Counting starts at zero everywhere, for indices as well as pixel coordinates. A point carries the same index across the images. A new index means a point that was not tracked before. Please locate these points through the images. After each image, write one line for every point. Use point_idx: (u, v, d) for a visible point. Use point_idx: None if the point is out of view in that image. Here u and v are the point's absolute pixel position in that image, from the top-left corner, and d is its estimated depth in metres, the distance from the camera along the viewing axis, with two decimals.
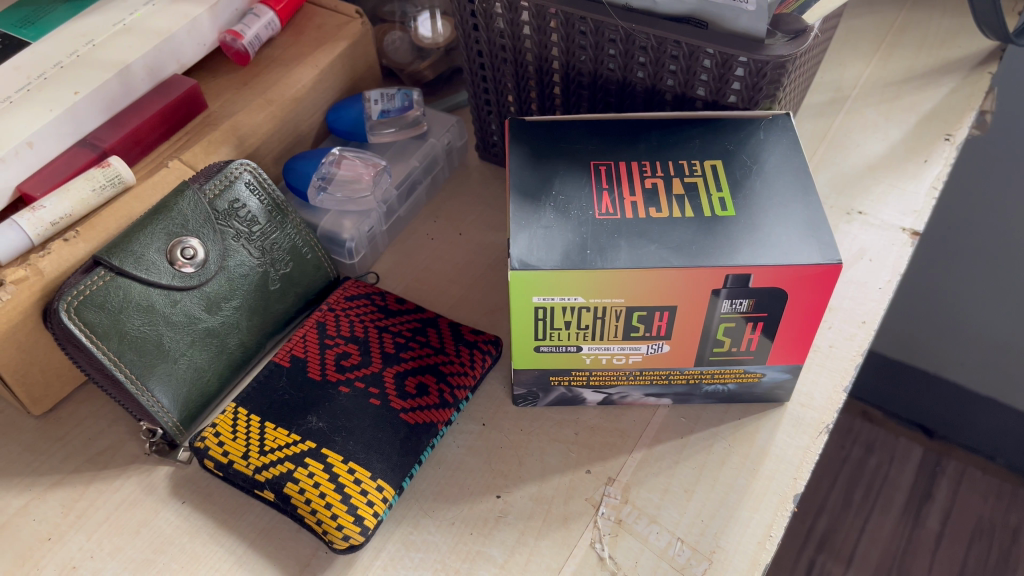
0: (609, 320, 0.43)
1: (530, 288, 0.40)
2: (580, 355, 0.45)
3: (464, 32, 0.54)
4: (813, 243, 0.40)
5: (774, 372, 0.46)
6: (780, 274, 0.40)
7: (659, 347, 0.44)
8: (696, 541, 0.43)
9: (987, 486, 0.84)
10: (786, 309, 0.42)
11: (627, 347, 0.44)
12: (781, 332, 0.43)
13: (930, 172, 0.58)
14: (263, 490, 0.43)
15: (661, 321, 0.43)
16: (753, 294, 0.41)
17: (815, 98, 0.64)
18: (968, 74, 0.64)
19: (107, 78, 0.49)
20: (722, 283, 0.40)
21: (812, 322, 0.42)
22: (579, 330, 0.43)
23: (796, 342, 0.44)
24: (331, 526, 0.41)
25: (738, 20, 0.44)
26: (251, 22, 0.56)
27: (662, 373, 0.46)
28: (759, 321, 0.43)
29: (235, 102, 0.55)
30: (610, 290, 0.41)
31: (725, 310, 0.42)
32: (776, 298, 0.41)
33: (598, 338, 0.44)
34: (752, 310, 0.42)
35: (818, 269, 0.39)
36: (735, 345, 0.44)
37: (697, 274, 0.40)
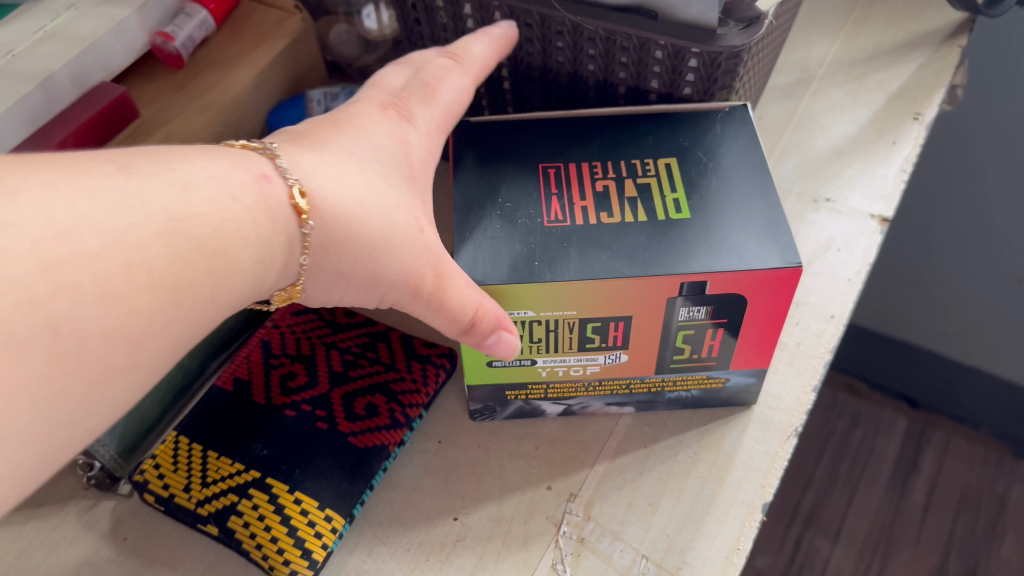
0: (563, 332, 0.40)
1: None
2: (535, 369, 0.43)
3: (407, 26, 0.51)
4: (772, 245, 0.38)
5: (736, 376, 0.44)
6: (739, 279, 0.38)
7: (617, 356, 0.42)
8: (661, 558, 0.41)
9: (974, 455, 0.90)
10: (748, 313, 0.40)
11: (584, 358, 0.42)
12: (742, 337, 0.41)
13: (899, 154, 0.56)
14: (206, 525, 0.41)
15: (617, 331, 0.40)
16: (711, 301, 0.39)
17: (780, 79, 0.62)
18: (938, 48, 0.61)
19: (29, 90, 0.47)
20: (677, 290, 0.38)
21: (774, 327, 0.41)
22: (531, 342, 0.41)
23: (761, 346, 0.42)
24: (277, 561, 0.39)
25: (689, 9, 0.41)
26: (183, 23, 0.54)
27: (621, 381, 0.44)
28: (720, 327, 0.40)
29: (171, 108, 0.53)
30: (561, 302, 0.38)
31: (681, 318, 0.40)
32: (734, 303, 0.39)
33: (551, 351, 0.41)
34: (711, 316, 0.40)
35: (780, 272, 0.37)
36: (696, 352, 0.42)
37: (651, 280, 0.37)
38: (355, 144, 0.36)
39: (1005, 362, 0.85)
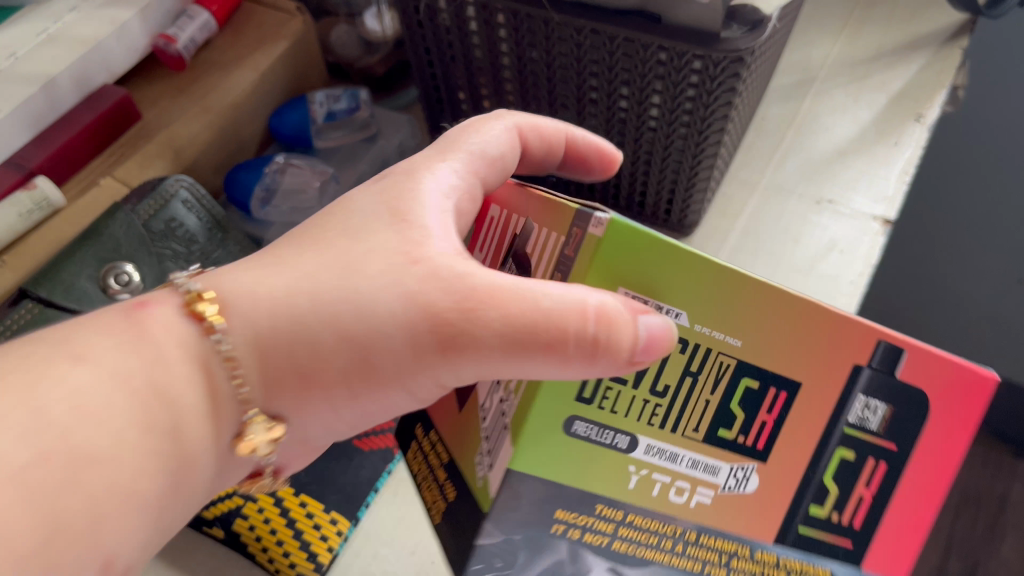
0: (699, 392, 0.29)
1: (620, 254, 0.27)
2: (626, 462, 0.29)
3: (410, 30, 0.52)
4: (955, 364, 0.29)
5: (848, 571, 0.29)
6: (937, 374, 0.28)
7: (746, 476, 0.29)
8: None
9: (975, 455, 0.90)
10: (923, 442, 0.28)
11: (702, 462, 0.29)
12: (898, 500, 0.29)
13: (900, 156, 0.56)
14: (211, 527, 0.41)
15: (768, 412, 0.28)
16: (893, 397, 0.28)
17: (782, 80, 0.62)
18: (940, 48, 0.61)
19: (31, 93, 0.47)
20: (866, 354, 0.27)
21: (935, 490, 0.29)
22: (650, 395, 0.29)
23: (919, 528, 0.29)
24: (284, 564, 0.40)
25: (693, 11, 0.41)
26: (185, 24, 0.54)
27: (727, 548, 0.29)
28: (881, 461, 0.29)
29: (171, 111, 0.52)
30: (729, 315, 0.27)
31: (849, 419, 0.28)
32: (902, 420, 0.28)
33: (665, 429, 0.29)
34: (879, 435, 0.28)
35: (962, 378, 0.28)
36: (838, 509, 0.29)
37: (844, 310, 0.27)
38: (456, 166, 0.33)
39: None
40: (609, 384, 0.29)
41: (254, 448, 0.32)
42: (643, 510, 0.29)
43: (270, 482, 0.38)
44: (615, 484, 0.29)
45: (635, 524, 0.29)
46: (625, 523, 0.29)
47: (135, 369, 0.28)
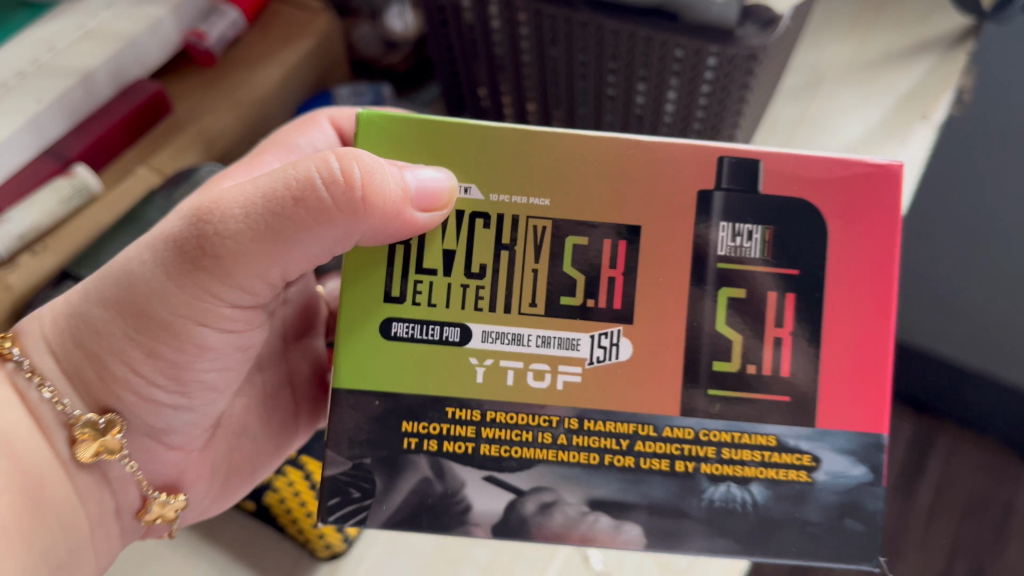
0: (511, 269, 0.33)
1: (396, 137, 0.33)
2: (468, 354, 0.33)
3: (434, 28, 0.54)
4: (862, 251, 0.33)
5: (785, 426, 0.33)
6: (843, 266, 0.33)
7: (615, 343, 0.33)
8: None
9: (981, 459, 0.91)
10: (839, 354, 0.33)
11: (548, 335, 0.33)
12: (830, 359, 0.33)
13: (908, 154, 0.58)
14: (246, 501, 0.44)
15: (614, 266, 0.33)
16: (766, 216, 0.33)
17: (792, 81, 0.63)
18: (946, 52, 0.63)
19: (68, 85, 0.49)
20: (715, 174, 0.33)
21: (879, 321, 0.33)
22: (469, 279, 0.33)
23: (864, 379, 0.33)
24: (311, 534, 0.42)
25: (709, 9, 0.43)
26: (216, 22, 0.56)
27: (627, 432, 0.33)
28: (791, 290, 0.33)
29: (202, 104, 0.55)
30: (524, 183, 0.33)
31: (721, 252, 0.33)
32: (813, 224, 0.33)
33: (500, 311, 0.33)
34: (772, 262, 0.33)
35: (868, 171, 0.33)
36: (748, 363, 0.33)
37: (657, 149, 0.32)
38: (233, 179, 0.43)
39: (1011, 367, 0.84)
40: (417, 279, 0.33)
41: (100, 452, 0.37)
42: (501, 406, 0.33)
43: (173, 501, 0.40)
44: (459, 382, 0.33)
45: (498, 422, 0.33)
46: (484, 430, 0.33)
47: (212, 265, 0.33)
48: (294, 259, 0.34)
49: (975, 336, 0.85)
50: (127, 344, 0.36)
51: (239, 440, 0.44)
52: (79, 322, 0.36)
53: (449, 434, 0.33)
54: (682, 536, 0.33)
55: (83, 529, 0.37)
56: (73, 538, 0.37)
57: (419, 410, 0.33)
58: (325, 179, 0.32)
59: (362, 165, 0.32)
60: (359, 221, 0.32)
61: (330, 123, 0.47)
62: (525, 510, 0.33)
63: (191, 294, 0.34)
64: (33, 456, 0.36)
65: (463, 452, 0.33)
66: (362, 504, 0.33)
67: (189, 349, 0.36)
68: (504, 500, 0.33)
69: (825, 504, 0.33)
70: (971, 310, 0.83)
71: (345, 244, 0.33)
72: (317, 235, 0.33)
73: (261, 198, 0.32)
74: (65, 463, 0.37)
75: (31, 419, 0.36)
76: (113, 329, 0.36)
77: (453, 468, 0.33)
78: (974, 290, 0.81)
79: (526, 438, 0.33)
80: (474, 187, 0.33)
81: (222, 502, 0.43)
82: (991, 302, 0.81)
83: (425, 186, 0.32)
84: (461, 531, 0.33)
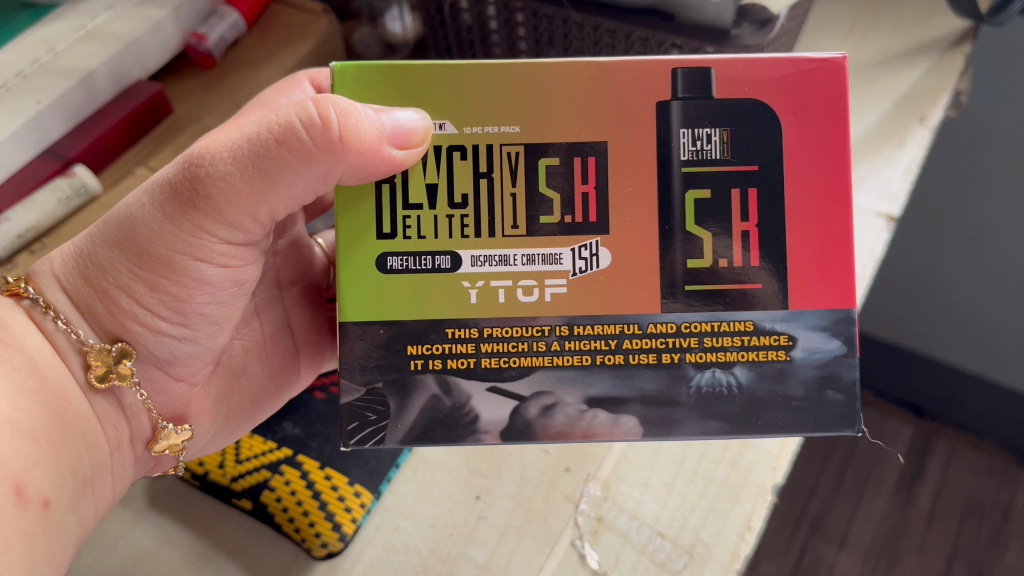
0: (499, 181, 0.34)
1: (372, 85, 0.34)
2: (459, 280, 0.34)
3: (432, 28, 0.54)
4: (809, 125, 0.34)
5: (764, 315, 0.34)
6: (796, 147, 0.34)
7: (595, 253, 0.34)
8: (676, 535, 0.42)
9: (978, 463, 0.91)
10: (808, 222, 0.34)
11: (532, 254, 0.34)
12: (794, 249, 0.34)
13: (905, 156, 0.58)
14: (239, 499, 0.44)
15: (586, 181, 0.34)
16: (723, 117, 0.34)
17: None
18: (943, 54, 0.63)
19: (69, 86, 0.49)
20: (671, 84, 0.34)
21: (834, 209, 0.34)
22: (455, 208, 0.34)
23: (825, 265, 0.34)
24: (308, 533, 0.42)
25: (705, 9, 0.43)
26: (216, 24, 0.56)
27: (613, 332, 0.34)
28: (752, 186, 0.34)
29: (202, 106, 0.55)
30: (498, 106, 0.34)
31: (685, 157, 0.34)
32: (768, 127, 0.34)
33: (486, 236, 0.34)
34: (731, 160, 0.34)
35: (814, 67, 0.34)
36: (720, 258, 0.34)
37: (614, 68, 0.33)
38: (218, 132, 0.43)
39: (1010, 371, 0.84)
40: (405, 215, 0.34)
41: (113, 377, 0.38)
42: (497, 322, 0.34)
43: (181, 431, 0.41)
44: (456, 303, 0.34)
45: (495, 337, 0.34)
46: (484, 346, 0.34)
47: (207, 199, 0.34)
48: (282, 198, 0.35)
49: (973, 341, 0.85)
50: (130, 279, 0.37)
51: (239, 378, 0.46)
52: (85, 262, 0.37)
53: (450, 351, 0.34)
54: (677, 423, 0.35)
55: (104, 450, 0.39)
56: (96, 459, 0.38)
57: (421, 334, 0.34)
58: (306, 122, 0.33)
59: (340, 106, 0.33)
60: (338, 159, 0.33)
61: (310, 83, 0.48)
62: (530, 416, 0.35)
63: (186, 229, 0.35)
64: (58, 380, 0.37)
65: (466, 366, 0.34)
66: (380, 426, 0.35)
67: (186, 293, 0.37)
68: (509, 408, 0.35)
69: (805, 379, 0.35)
70: (969, 315, 0.83)
71: (328, 182, 0.34)
72: (301, 174, 0.34)
73: (246, 142, 0.34)
74: (82, 388, 0.38)
75: (49, 347, 0.37)
76: (119, 268, 0.36)
77: (458, 383, 0.34)
78: (972, 296, 0.81)
79: (523, 347, 0.34)
80: (448, 124, 0.34)
81: (223, 436, 0.45)
82: (989, 307, 0.81)
83: (398, 126, 0.33)
84: (472, 440, 0.35)
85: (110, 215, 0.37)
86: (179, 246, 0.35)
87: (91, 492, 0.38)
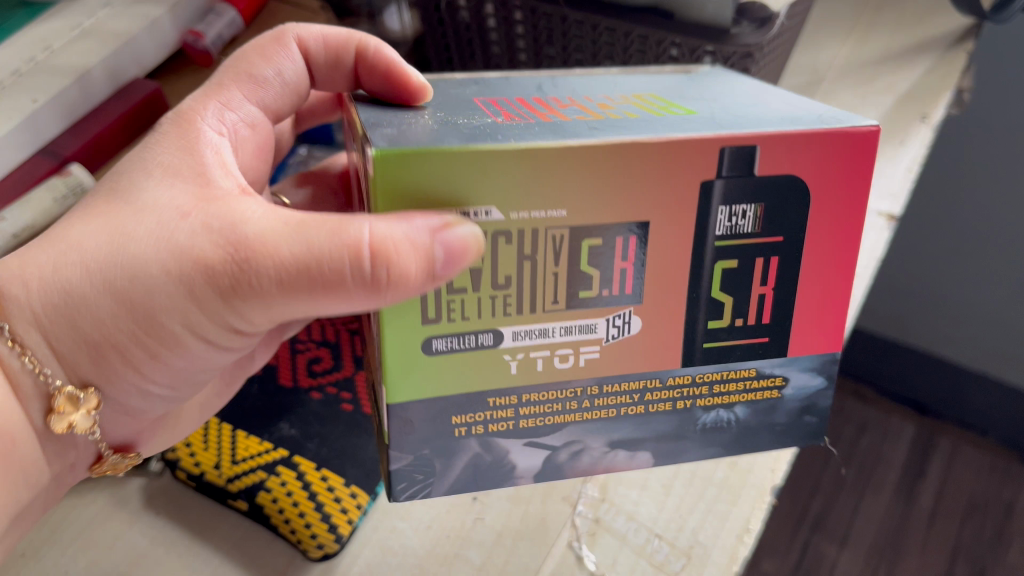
0: (542, 261, 0.29)
1: (407, 176, 0.26)
2: (500, 355, 0.31)
3: (431, 27, 0.54)
4: (834, 191, 0.30)
5: (767, 362, 0.33)
6: (817, 219, 0.30)
7: (627, 321, 0.31)
8: (674, 537, 0.42)
9: (981, 460, 0.90)
10: (812, 287, 0.32)
11: (572, 325, 0.31)
12: (800, 305, 0.32)
13: (906, 155, 0.57)
14: (235, 500, 0.43)
15: (626, 258, 0.30)
16: (760, 194, 0.29)
17: (791, 81, 0.63)
18: (945, 52, 0.62)
19: (65, 85, 0.49)
20: (716, 163, 0.28)
21: (841, 273, 0.32)
22: (497, 289, 0.30)
23: (822, 323, 0.33)
24: (304, 535, 0.41)
25: (705, 9, 0.43)
26: (213, 22, 0.56)
27: (636, 387, 0.32)
28: (775, 255, 0.31)
29: None
30: (540, 182, 0.27)
31: (719, 233, 0.30)
32: (796, 208, 0.30)
33: (527, 312, 0.30)
34: (760, 233, 0.30)
35: (848, 133, 0.29)
36: (737, 317, 0.32)
37: None
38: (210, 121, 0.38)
39: (1013, 367, 0.84)
40: (449, 299, 0.30)
41: (72, 423, 0.36)
42: (534, 388, 0.32)
43: (129, 460, 0.41)
44: (491, 377, 0.31)
45: (531, 400, 0.32)
46: (522, 409, 0.32)
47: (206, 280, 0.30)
48: (300, 309, 0.31)
49: (977, 338, 0.84)
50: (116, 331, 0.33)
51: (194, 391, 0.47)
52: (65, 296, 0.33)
53: (489, 417, 0.32)
54: (682, 452, 0.35)
55: (46, 479, 0.38)
56: (36, 486, 0.38)
57: (464, 406, 0.31)
58: (350, 243, 0.28)
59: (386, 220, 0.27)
60: (376, 299, 0.29)
61: (298, 43, 0.43)
62: (559, 461, 0.34)
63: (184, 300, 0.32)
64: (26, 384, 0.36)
65: (504, 429, 0.32)
66: (426, 484, 0.32)
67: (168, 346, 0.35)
68: (543, 456, 0.33)
69: (791, 409, 0.35)
70: (971, 312, 0.83)
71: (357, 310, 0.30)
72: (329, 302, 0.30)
73: (275, 246, 0.29)
74: (38, 431, 0.37)
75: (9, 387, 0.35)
76: (108, 318, 0.33)
77: (499, 442, 0.32)
78: (974, 293, 0.81)
79: (559, 407, 0.32)
80: (495, 210, 0.28)
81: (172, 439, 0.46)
82: (991, 304, 0.81)
83: (452, 245, 0.27)
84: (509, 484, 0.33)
85: (102, 255, 0.32)
86: (177, 311, 0.32)
87: (25, 516, 0.39)
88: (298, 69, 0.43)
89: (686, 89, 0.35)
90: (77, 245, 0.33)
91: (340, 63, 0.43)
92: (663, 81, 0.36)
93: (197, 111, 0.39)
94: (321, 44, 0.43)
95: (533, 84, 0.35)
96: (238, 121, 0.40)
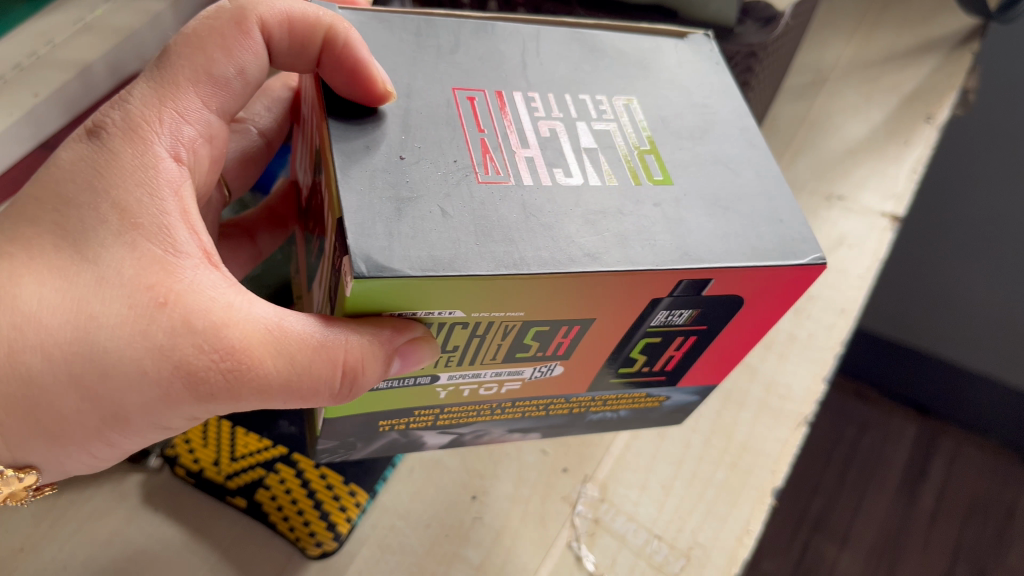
0: (491, 339, 0.29)
1: (388, 298, 0.26)
2: (434, 388, 0.32)
3: None
4: (762, 298, 0.32)
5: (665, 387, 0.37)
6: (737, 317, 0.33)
7: (551, 368, 0.33)
8: (674, 538, 0.42)
9: (980, 462, 0.90)
10: (712, 349, 0.35)
11: (505, 371, 0.32)
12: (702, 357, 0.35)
13: (910, 155, 0.57)
14: (234, 497, 0.42)
15: (564, 337, 0.31)
16: (699, 304, 0.31)
17: (795, 79, 0.62)
18: (951, 52, 0.62)
19: (64, 79, 0.49)
20: (671, 289, 0.29)
21: (745, 341, 0.35)
22: (443, 352, 0.30)
23: (715, 365, 0.36)
24: (304, 533, 0.41)
25: (708, 7, 0.43)
26: None
27: (543, 402, 0.36)
28: (694, 335, 0.33)
29: None
30: (507, 300, 0.27)
31: (653, 323, 0.31)
32: (728, 306, 0.32)
33: (466, 364, 0.31)
34: (689, 321, 0.32)
35: (794, 271, 0.30)
36: (647, 365, 0.35)
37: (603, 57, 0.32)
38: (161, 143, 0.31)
39: (1014, 369, 0.83)
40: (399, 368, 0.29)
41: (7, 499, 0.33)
42: (460, 405, 0.34)
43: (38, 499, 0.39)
44: (422, 399, 0.33)
45: (453, 412, 0.35)
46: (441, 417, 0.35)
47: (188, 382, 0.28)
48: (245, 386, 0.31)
49: (981, 340, 0.84)
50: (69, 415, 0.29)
51: None
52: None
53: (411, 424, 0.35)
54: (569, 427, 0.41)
55: None
56: None
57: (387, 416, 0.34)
58: (329, 367, 0.28)
59: (351, 327, 0.27)
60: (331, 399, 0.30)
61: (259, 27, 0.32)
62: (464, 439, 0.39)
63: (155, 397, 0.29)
64: None
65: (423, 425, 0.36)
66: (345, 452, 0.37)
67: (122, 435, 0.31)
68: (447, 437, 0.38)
69: (670, 409, 0.40)
70: (976, 314, 0.83)
71: None
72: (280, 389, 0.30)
73: (249, 351, 0.28)
74: None
75: None
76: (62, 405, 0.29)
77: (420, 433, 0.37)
78: (979, 294, 0.81)
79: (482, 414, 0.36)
80: (459, 312, 0.27)
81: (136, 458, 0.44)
82: (994, 306, 0.81)
83: (411, 364, 0.28)
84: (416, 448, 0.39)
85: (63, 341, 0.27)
86: (155, 411, 0.29)
87: None
88: (260, 61, 0.33)
89: (661, 85, 0.34)
90: (33, 322, 0.27)
91: (305, 51, 0.32)
92: (632, 60, 0.34)
93: (150, 125, 0.31)
94: (286, 33, 0.32)
95: (515, 42, 0.34)
96: (196, 136, 0.32)
